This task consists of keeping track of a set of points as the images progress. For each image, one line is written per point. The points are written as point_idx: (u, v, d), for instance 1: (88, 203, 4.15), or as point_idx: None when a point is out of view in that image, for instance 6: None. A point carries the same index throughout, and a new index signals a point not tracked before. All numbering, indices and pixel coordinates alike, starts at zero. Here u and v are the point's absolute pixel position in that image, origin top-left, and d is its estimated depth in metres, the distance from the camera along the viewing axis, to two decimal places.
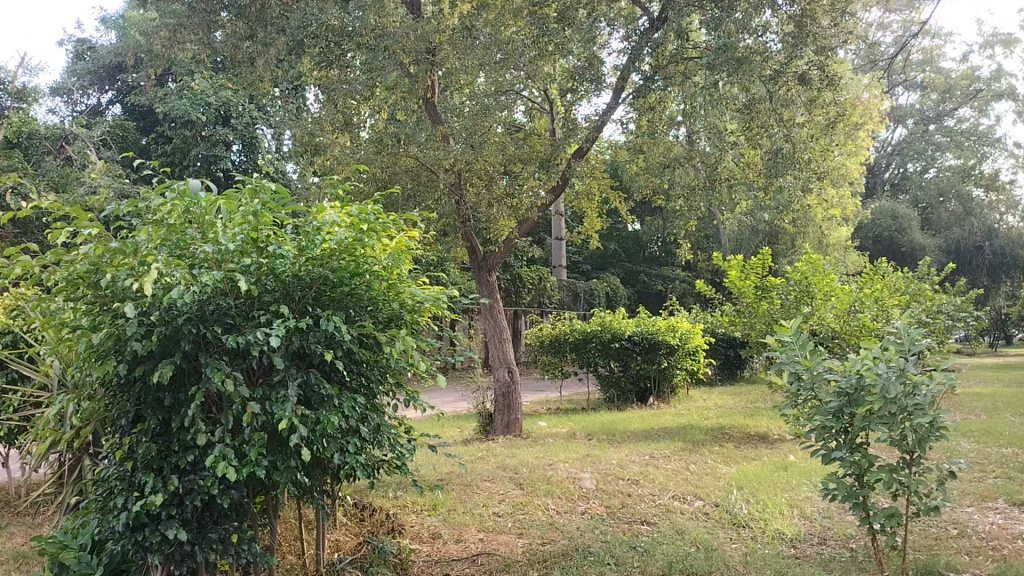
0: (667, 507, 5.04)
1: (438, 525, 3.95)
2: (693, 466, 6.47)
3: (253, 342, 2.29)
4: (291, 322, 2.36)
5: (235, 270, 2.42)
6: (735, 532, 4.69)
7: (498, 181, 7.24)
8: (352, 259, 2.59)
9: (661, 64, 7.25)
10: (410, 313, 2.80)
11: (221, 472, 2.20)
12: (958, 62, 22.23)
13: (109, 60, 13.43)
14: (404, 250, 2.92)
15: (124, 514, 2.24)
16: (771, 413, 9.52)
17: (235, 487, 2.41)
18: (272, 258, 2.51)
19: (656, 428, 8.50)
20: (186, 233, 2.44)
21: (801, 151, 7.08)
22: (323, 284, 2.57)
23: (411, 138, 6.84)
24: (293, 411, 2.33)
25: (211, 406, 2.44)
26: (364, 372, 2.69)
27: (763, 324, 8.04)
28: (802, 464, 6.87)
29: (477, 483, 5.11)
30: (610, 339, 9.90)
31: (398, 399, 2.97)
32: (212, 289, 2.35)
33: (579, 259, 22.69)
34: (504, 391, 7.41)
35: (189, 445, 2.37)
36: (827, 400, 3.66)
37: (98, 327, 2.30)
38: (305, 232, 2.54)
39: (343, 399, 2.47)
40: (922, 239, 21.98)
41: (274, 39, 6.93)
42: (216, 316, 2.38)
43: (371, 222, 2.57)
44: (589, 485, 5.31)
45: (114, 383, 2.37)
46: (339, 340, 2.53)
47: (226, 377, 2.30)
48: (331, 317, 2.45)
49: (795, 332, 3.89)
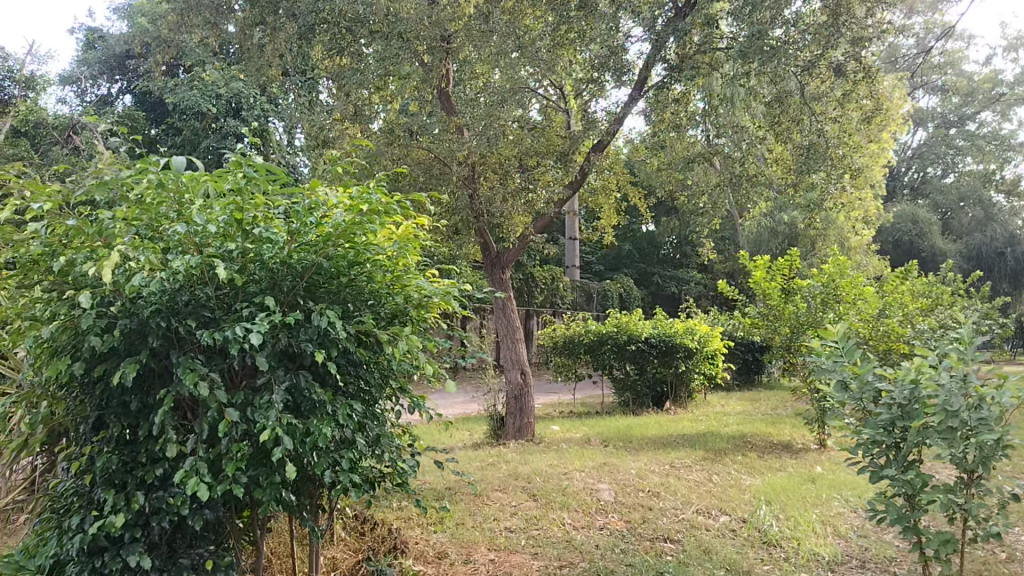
0: (691, 523, 4.69)
1: (444, 543, 3.61)
2: (716, 477, 6.12)
3: (233, 340, 1.97)
4: (277, 316, 2.03)
5: (215, 257, 2.10)
6: (766, 553, 4.33)
7: (514, 176, 6.85)
8: (353, 246, 2.27)
9: (688, 53, 6.76)
10: (417, 308, 2.47)
11: (190, 489, 1.87)
12: (982, 65, 21.78)
13: (119, 49, 13.16)
14: (411, 238, 2.59)
15: (78, 538, 1.92)
16: (793, 421, 9.15)
17: (211, 506, 2.08)
18: (259, 244, 2.18)
19: (674, 435, 8.13)
20: (158, 211, 2.11)
21: (834, 147, 6.74)
22: (317, 274, 2.24)
23: (423, 129, 6.53)
24: (278, 420, 2.00)
25: (186, 413, 2.12)
26: (362, 375, 2.35)
27: (789, 327, 7.62)
28: (830, 476, 6.51)
29: (486, 494, 4.77)
30: (626, 341, 9.52)
31: (401, 405, 2.64)
32: (186, 276, 2.02)
33: (593, 260, 22.33)
34: (516, 394, 7.06)
35: (158, 457, 2.05)
36: (877, 411, 3.25)
37: (53, 318, 1.99)
38: (297, 215, 2.22)
39: (338, 408, 2.14)
40: (943, 244, 21.51)
41: (285, 23, 6.64)
42: (191, 308, 2.05)
43: (377, 203, 2.22)
44: (607, 497, 4.97)
45: (73, 383, 2.05)
46: (334, 339, 2.19)
47: (200, 379, 1.98)
48: (324, 311, 2.12)
49: (842, 338, 3.54)
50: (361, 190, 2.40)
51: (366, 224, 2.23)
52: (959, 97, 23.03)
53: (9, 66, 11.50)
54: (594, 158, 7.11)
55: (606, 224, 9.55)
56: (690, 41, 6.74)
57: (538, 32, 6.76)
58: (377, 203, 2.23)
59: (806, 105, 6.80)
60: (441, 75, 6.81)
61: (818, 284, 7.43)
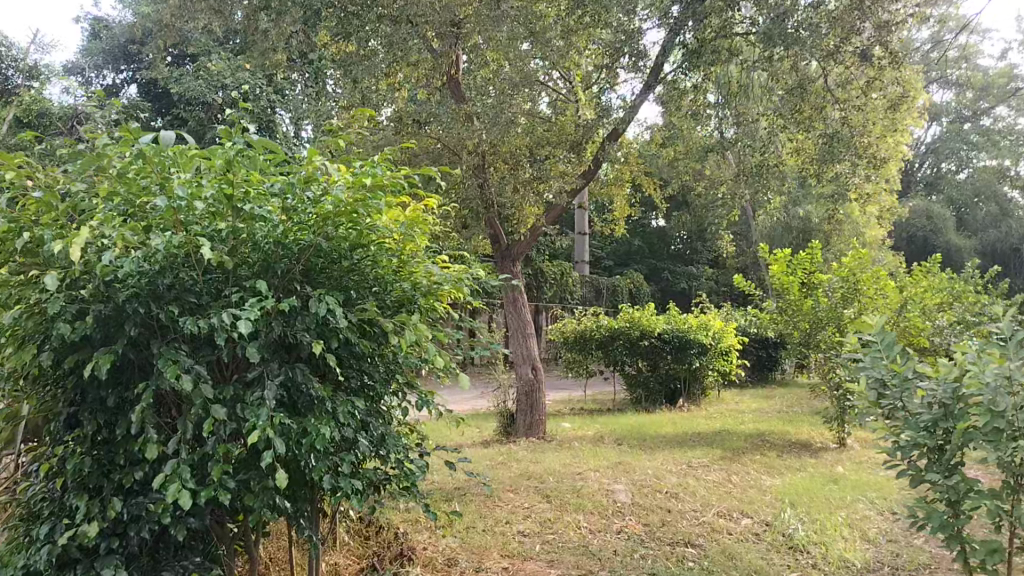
0: (712, 527, 4.47)
1: (455, 549, 3.39)
2: (736, 477, 5.89)
3: (219, 329, 1.75)
4: (269, 302, 1.81)
5: (202, 236, 1.88)
6: (793, 559, 4.10)
7: (525, 167, 6.64)
8: (356, 226, 2.05)
9: (707, 37, 6.46)
10: (425, 296, 2.24)
11: (170, 497, 1.66)
12: (998, 59, 21.46)
13: (124, 39, 12.95)
14: (419, 220, 2.37)
15: (45, 550, 1.72)
16: (810, 419, 8.91)
17: (196, 514, 1.87)
18: (252, 223, 1.96)
19: (690, 433, 7.89)
20: (139, 185, 1.90)
21: (858, 137, 6.54)
22: (315, 256, 2.03)
23: (432, 117, 6.29)
24: (270, 419, 1.78)
25: (170, 410, 1.91)
26: (365, 368, 2.13)
27: (809, 322, 7.33)
28: (853, 477, 6.27)
29: (498, 496, 4.55)
30: (639, 336, 9.33)
31: (408, 401, 2.42)
32: (169, 257, 1.81)
33: (603, 255, 22.03)
34: (527, 390, 6.83)
35: (138, 459, 1.84)
36: (916, 411, 2.89)
37: (20, 303, 1.78)
38: (294, 191, 2.00)
39: (339, 406, 1.92)
40: (957, 240, 21.22)
41: (289, 6, 6.39)
42: (174, 294, 1.84)
43: (385, 178, 2.00)
44: (623, 498, 4.74)
45: (42, 375, 1.84)
46: (334, 328, 1.97)
47: (184, 372, 1.76)
48: (323, 297, 1.90)
49: (880, 330, 3.20)
50: (364, 165, 2.18)
51: (369, 202, 2.01)
52: (973, 92, 22.71)
53: (12, 55, 11.28)
54: (608, 147, 6.89)
55: (619, 216, 9.30)
56: (709, 25, 6.43)
57: (550, 18, 6.45)
58: (384, 178, 2.01)
59: (829, 92, 6.65)
60: (451, 62, 6.60)
61: (838, 279, 7.11)
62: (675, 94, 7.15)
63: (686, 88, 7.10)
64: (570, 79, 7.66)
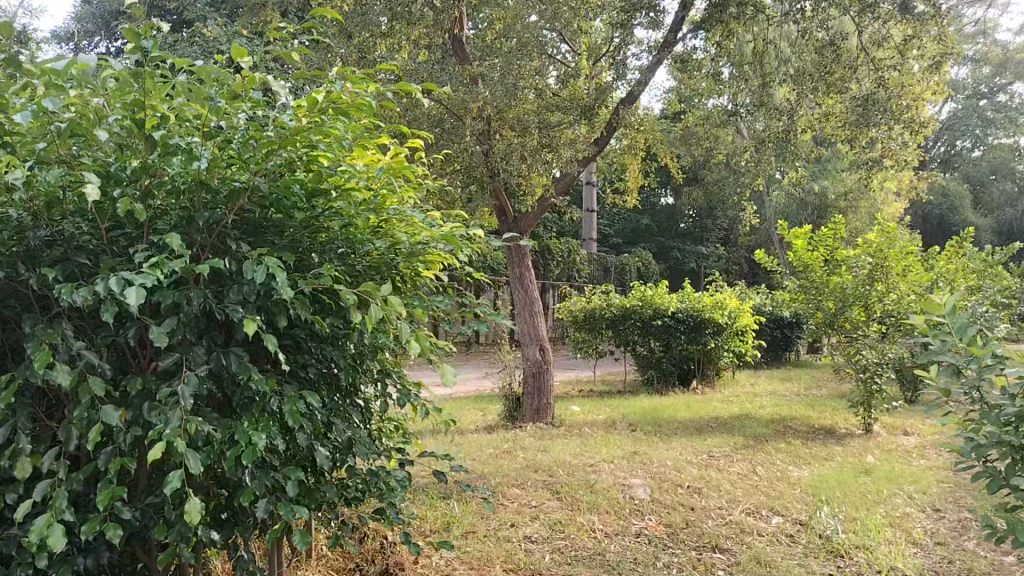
0: (740, 528, 3.99)
1: (450, 562, 2.92)
2: (761, 468, 5.40)
3: (109, 301, 1.25)
4: (183, 264, 1.31)
5: (96, 175, 1.39)
6: (835, 567, 3.61)
7: (534, 132, 5.71)
8: (314, 163, 1.54)
9: None
10: (407, 262, 1.73)
11: (35, 534, 1.18)
12: (1019, 34, 20.82)
13: (115, 5, 12.34)
14: (403, 165, 1.83)
15: None
16: (834, 403, 8.42)
17: (95, 551, 1.39)
18: (168, 159, 1.44)
19: (706, 418, 7.40)
20: (9, 102, 1.40)
21: (895, 98, 5.96)
22: (256, 201, 1.51)
23: (433, 78, 5.57)
24: (183, 426, 1.29)
25: (56, 408, 1.43)
26: (327, 351, 1.63)
27: (833, 301, 6.63)
28: (887, 468, 5.78)
29: (501, 492, 4.08)
30: (651, 315, 8.78)
31: (388, 393, 1.94)
32: (45, 200, 1.33)
33: (611, 232, 21.35)
34: (534, 372, 6.34)
35: (12, 474, 1.37)
36: (1000, 404, 2.19)
37: None
38: (229, 117, 1.47)
39: (286, 405, 1.42)
40: (974, 219, 20.67)
41: None
42: (58, 253, 1.37)
43: (354, 97, 1.47)
44: (641, 495, 4.25)
45: None
46: (280, 302, 1.47)
47: (63, 357, 1.28)
48: (263, 260, 1.38)
49: (951, 311, 2.29)
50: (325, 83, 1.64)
51: (329, 129, 1.50)
52: (990, 68, 22.01)
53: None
54: (622, 112, 6.30)
55: (631, 187, 8.69)
56: None
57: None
58: (355, 97, 1.48)
59: (863, 52, 6.10)
60: (455, 19, 5.88)
61: (867, 255, 6.46)
62: (692, 60, 6.40)
63: (701, 60, 6.52)
64: (577, 50, 6.96)
